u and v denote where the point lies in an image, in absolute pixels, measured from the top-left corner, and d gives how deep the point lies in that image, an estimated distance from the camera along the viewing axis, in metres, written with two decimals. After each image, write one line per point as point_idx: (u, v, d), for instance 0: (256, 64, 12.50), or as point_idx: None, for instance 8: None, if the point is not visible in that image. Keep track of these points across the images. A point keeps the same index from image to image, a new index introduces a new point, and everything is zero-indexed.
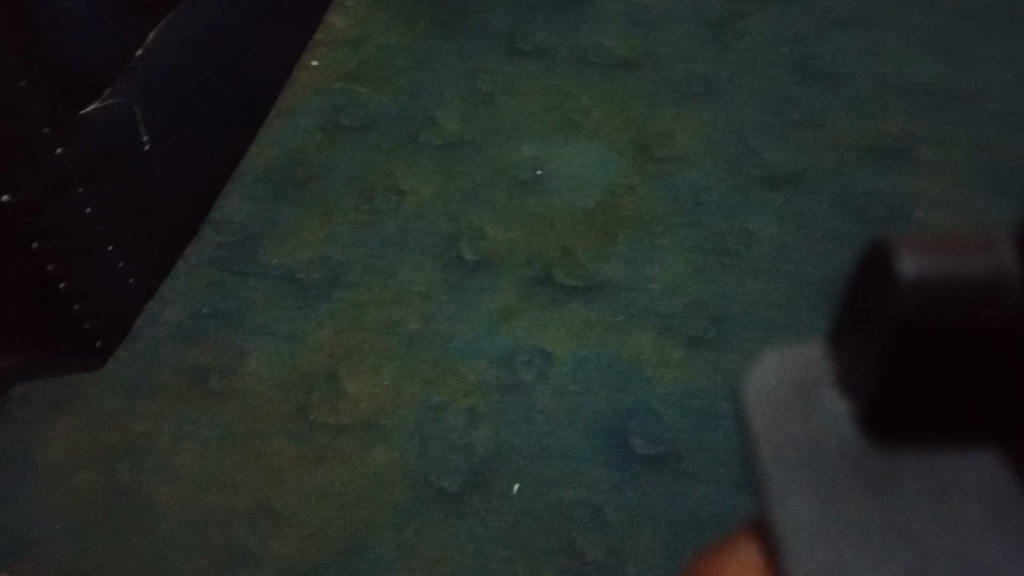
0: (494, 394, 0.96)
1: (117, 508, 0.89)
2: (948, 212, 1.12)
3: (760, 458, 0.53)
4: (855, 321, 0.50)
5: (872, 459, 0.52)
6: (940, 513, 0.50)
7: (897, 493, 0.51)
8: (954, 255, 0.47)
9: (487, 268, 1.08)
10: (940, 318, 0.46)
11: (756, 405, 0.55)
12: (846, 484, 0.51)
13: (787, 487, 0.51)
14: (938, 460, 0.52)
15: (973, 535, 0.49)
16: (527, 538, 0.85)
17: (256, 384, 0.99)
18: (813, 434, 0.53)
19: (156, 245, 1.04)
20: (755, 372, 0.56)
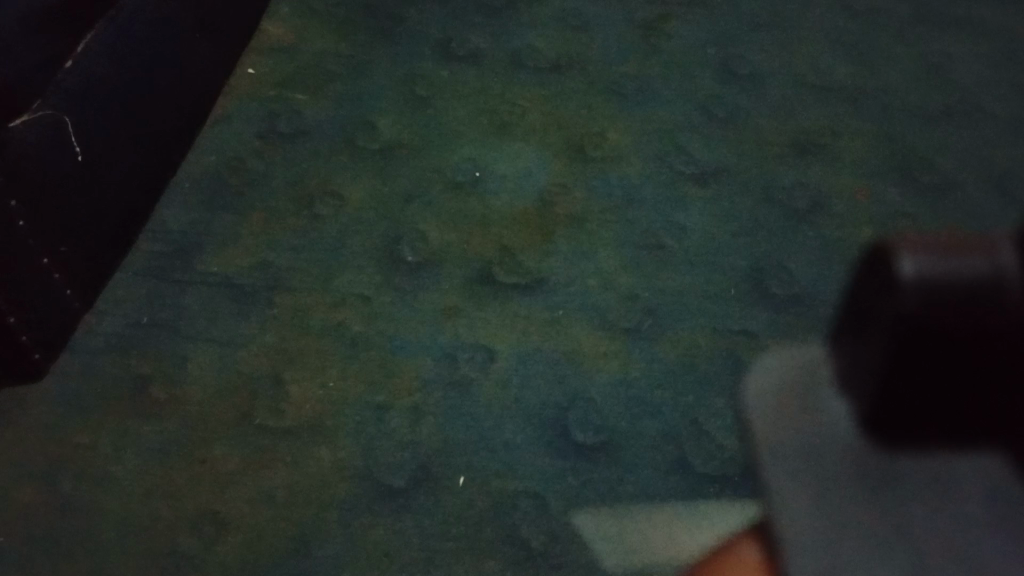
0: (437, 391, 1.00)
1: (50, 521, 0.91)
2: (860, 203, 1.18)
3: (758, 455, 0.51)
4: (861, 324, 0.49)
5: (873, 463, 0.51)
6: (940, 510, 0.49)
7: (898, 493, 0.50)
8: (957, 255, 0.47)
9: (427, 269, 1.10)
10: (942, 317, 0.46)
11: (755, 401, 0.53)
12: (850, 487, 0.50)
13: (788, 485, 0.49)
14: (942, 462, 0.51)
15: (975, 537, 0.48)
16: (464, 530, 0.91)
17: (197, 392, 1.00)
18: (815, 436, 0.51)
19: (93, 259, 1.04)
20: (757, 373, 0.55)
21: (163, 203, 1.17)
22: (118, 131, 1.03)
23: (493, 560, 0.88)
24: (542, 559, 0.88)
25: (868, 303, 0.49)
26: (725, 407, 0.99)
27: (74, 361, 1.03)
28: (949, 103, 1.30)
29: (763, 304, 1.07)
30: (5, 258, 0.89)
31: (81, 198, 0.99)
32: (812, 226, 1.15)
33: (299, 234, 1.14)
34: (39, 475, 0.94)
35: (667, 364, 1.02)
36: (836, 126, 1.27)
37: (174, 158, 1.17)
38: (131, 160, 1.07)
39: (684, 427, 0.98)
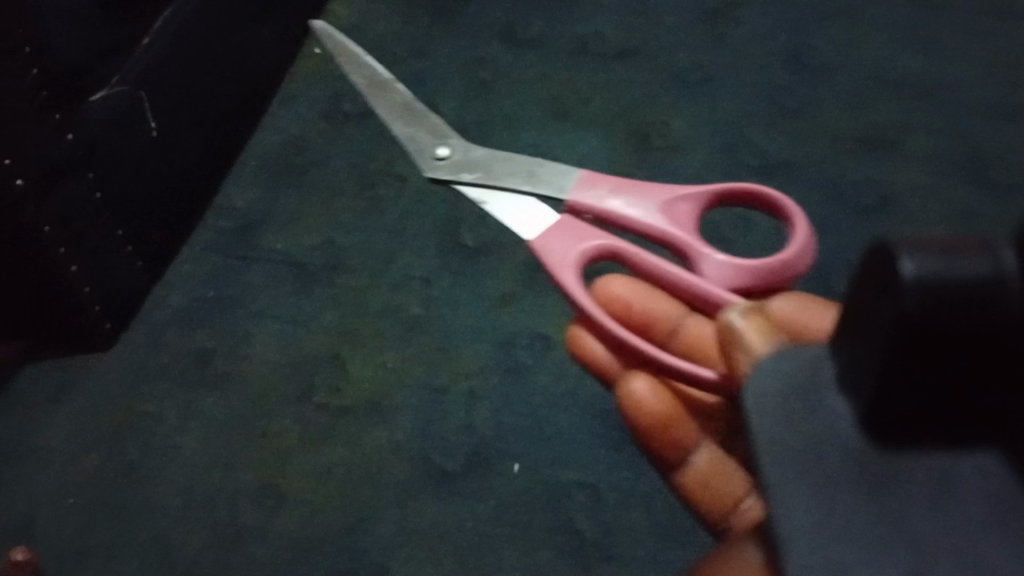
0: (492, 377, 1.01)
1: (118, 487, 0.95)
2: (929, 205, 1.16)
3: (761, 460, 0.57)
4: (868, 323, 0.52)
5: (880, 465, 0.55)
6: (940, 509, 0.54)
7: (897, 497, 0.54)
8: (956, 255, 0.47)
9: (486, 255, 1.10)
10: (943, 321, 0.48)
11: (757, 402, 0.59)
12: (850, 493, 0.55)
13: (789, 490, 0.55)
14: (947, 461, 0.55)
15: (970, 535, 0.53)
16: (518, 517, 0.92)
17: (258, 367, 1.02)
18: (813, 437, 0.56)
19: (162, 231, 1.07)
20: (758, 377, 0.60)
21: (227, 179, 1.19)
22: (187, 112, 1.05)
23: (544, 550, 0.90)
24: (593, 551, 0.90)
25: (874, 302, 0.51)
26: None
27: (140, 332, 1.06)
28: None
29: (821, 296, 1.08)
30: (77, 229, 0.93)
31: (153, 171, 1.02)
32: (876, 227, 1.14)
33: (360, 215, 1.15)
34: (106, 441, 0.98)
35: None
36: (907, 122, 1.24)
37: (240, 134, 1.20)
38: (201, 134, 1.10)
39: None
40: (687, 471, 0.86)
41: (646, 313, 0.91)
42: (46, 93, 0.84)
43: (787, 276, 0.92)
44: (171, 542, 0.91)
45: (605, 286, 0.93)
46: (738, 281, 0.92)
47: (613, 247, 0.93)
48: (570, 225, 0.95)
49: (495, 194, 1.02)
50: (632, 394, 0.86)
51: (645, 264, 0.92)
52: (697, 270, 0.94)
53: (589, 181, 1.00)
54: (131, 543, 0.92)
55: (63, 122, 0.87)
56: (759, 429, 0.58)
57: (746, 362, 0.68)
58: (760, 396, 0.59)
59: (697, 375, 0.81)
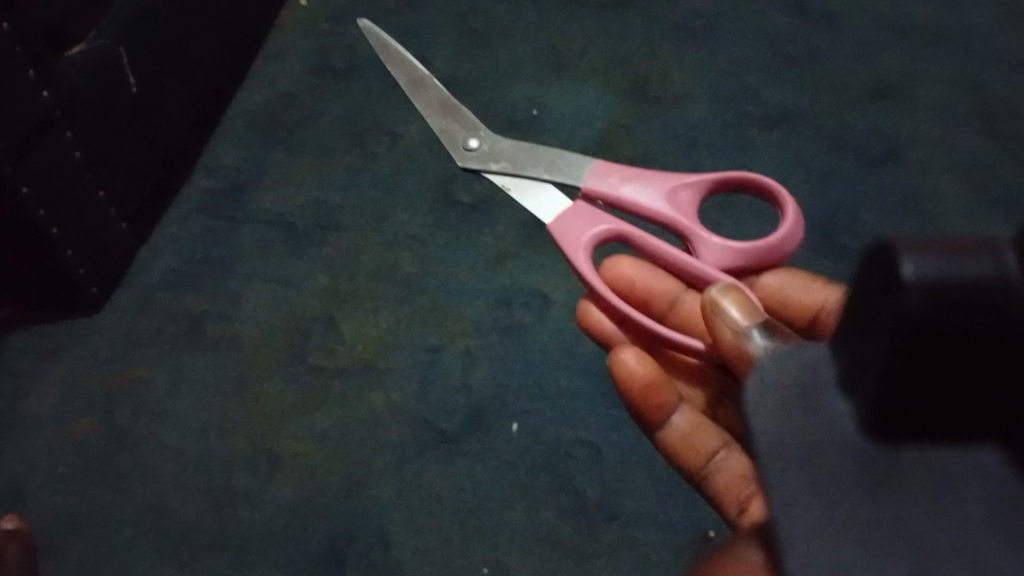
0: (491, 336, 0.98)
1: (109, 455, 0.93)
2: (937, 155, 1.13)
3: (762, 461, 0.58)
4: (870, 324, 0.50)
5: (879, 464, 0.55)
6: (939, 509, 0.54)
7: (897, 497, 0.55)
8: (960, 255, 0.46)
9: (481, 213, 1.07)
10: (945, 321, 0.46)
11: (757, 401, 0.59)
12: (849, 494, 0.55)
13: (790, 495, 0.56)
14: (950, 461, 0.55)
15: (971, 535, 0.54)
16: (519, 479, 0.90)
17: (251, 330, 1.00)
18: (810, 438, 0.57)
19: (143, 193, 1.04)
20: (758, 378, 0.60)
21: (213, 138, 1.16)
22: (171, 68, 1.02)
23: (546, 512, 0.88)
24: (595, 512, 0.88)
25: (874, 304, 0.50)
26: None
27: (128, 296, 1.03)
28: None
29: (827, 251, 1.06)
30: (55, 191, 0.89)
31: (132, 131, 0.98)
32: (883, 178, 1.11)
33: (352, 173, 1.12)
34: (95, 407, 0.95)
35: None
36: (915, 70, 1.20)
37: (223, 91, 1.16)
38: (182, 93, 1.06)
39: None
40: (668, 435, 0.83)
41: (648, 292, 0.90)
42: (24, 50, 0.81)
43: (780, 255, 0.92)
44: (165, 509, 0.90)
45: (612, 266, 0.92)
46: (735, 264, 0.91)
47: (622, 231, 0.92)
48: (582, 209, 0.95)
49: (518, 179, 1.00)
50: (620, 362, 0.82)
51: (647, 245, 0.92)
52: (695, 254, 0.93)
53: (605, 165, 0.98)
54: (124, 510, 0.90)
55: (38, 78, 0.83)
56: (760, 428, 0.59)
57: (736, 337, 0.71)
58: (760, 399, 0.60)
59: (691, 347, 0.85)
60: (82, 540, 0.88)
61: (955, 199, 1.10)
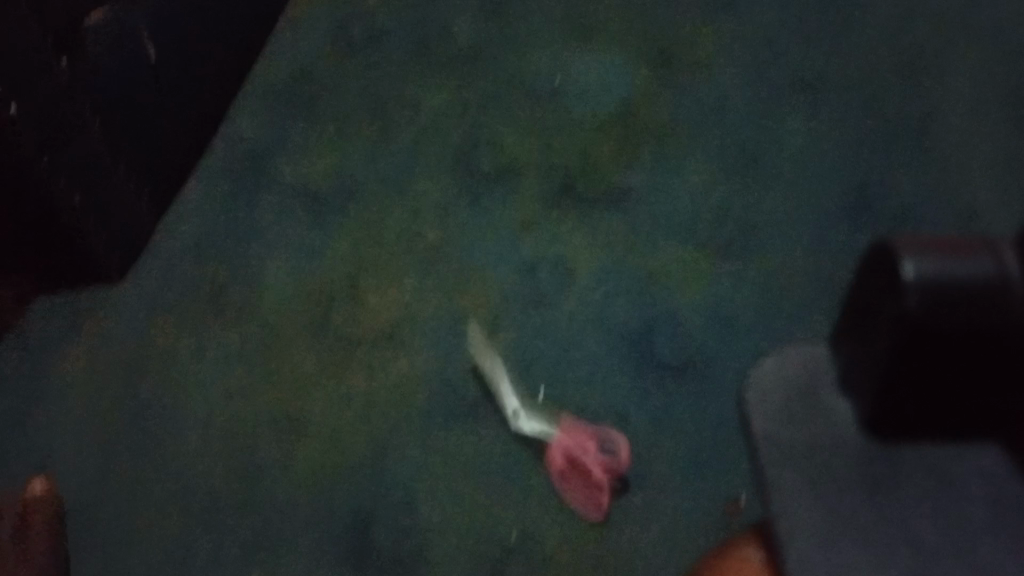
0: (516, 305, 0.97)
1: (131, 421, 0.92)
2: (974, 118, 1.11)
3: (760, 458, 0.53)
4: (866, 324, 0.49)
5: (880, 460, 0.52)
6: (941, 513, 0.50)
7: (899, 503, 0.50)
8: (951, 257, 0.45)
9: (505, 178, 1.08)
10: (944, 322, 0.45)
11: (758, 399, 0.54)
12: (851, 492, 0.51)
13: (795, 493, 0.51)
14: (949, 460, 0.52)
15: (973, 536, 0.50)
16: (546, 444, 0.88)
17: (274, 298, 0.99)
18: (813, 433, 0.53)
19: (164, 166, 1.03)
20: (762, 372, 0.55)
21: (235, 110, 1.16)
22: (193, 44, 1.02)
23: None
24: (624, 476, 0.86)
25: (873, 303, 0.48)
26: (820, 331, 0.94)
27: (153, 265, 1.03)
28: None
29: (872, 217, 1.03)
30: (73, 162, 0.89)
31: (154, 104, 0.98)
32: (916, 147, 1.08)
33: (374, 142, 1.13)
34: (120, 373, 0.95)
35: (756, 283, 0.98)
36: (948, 38, 1.19)
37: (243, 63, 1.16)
38: (202, 68, 1.06)
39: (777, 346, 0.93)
40: None
41: None
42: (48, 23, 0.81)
43: None
44: (187, 476, 0.88)
45: None
46: None
47: None
48: None
49: None
50: None
51: None
52: None
53: None
54: (148, 477, 0.88)
55: (61, 51, 0.83)
56: (767, 428, 0.53)
57: None
58: (761, 398, 0.54)
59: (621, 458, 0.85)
60: (109, 506, 0.87)
61: (993, 165, 1.06)
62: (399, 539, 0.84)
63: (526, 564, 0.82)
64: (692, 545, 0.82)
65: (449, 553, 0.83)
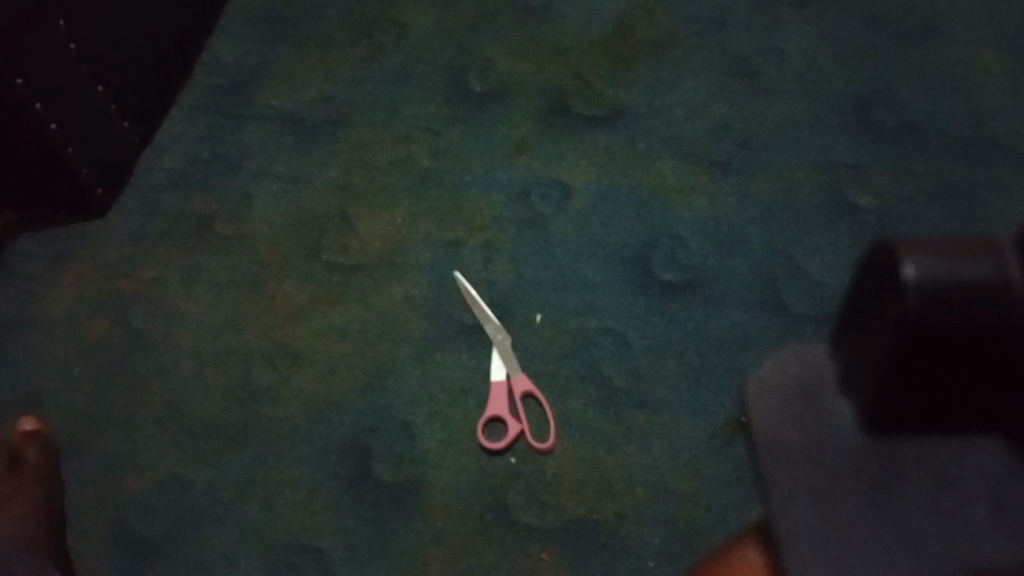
0: (510, 228, 0.95)
1: (123, 356, 0.90)
2: (976, 28, 1.09)
3: (764, 453, 0.57)
4: (871, 323, 0.51)
5: (882, 458, 0.56)
6: (942, 508, 0.54)
7: (898, 496, 0.54)
8: (955, 259, 0.47)
9: (497, 100, 1.05)
10: (944, 322, 0.47)
11: (762, 402, 0.59)
12: (850, 493, 0.55)
13: (797, 489, 0.55)
14: (947, 457, 0.55)
15: (972, 530, 0.53)
16: (545, 369, 0.86)
17: (262, 228, 0.97)
18: (815, 433, 0.57)
19: (144, 91, 1.00)
20: (766, 377, 0.60)
21: (215, 37, 1.12)
22: None
23: (573, 400, 0.85)
24: (624, 399, 0.85)
25: (875, 304, 0.51)
26: (824, 244, 0.93)
27: (136, 197, 1.00)
28: None
29: (873, 133, 1.01)
30: (48, 83, 0.86)
31: (128, 22, 0.94)
32: (921, 53, 1.07)
33: (360, 66, 1.09)
34: (108, 308, 0.93)
35: (758, 198, 0.96)
36: None
37: None
38: None
39: (779, 262, 0.92)
40: None
41: None
42: None
43: None
44: (182, 409, 0.87)
45: None
46: None
47: None
48: None
49: None
50: None
51: None
52: None
53: None
54: (142, 411, 0.87)
55: None
56: (770, 428, 0.58)
57: None
58: (765, 400, 0.59)
59: (530, 444, 0.81)
60: (103, 441, 0.86)
61: (996, 72, 1.05)
62: (398, 468, 0.83)
63: (525, 490, 0.81)
64: (694, 466, 0.81)
65: (448, 481, 0.82)
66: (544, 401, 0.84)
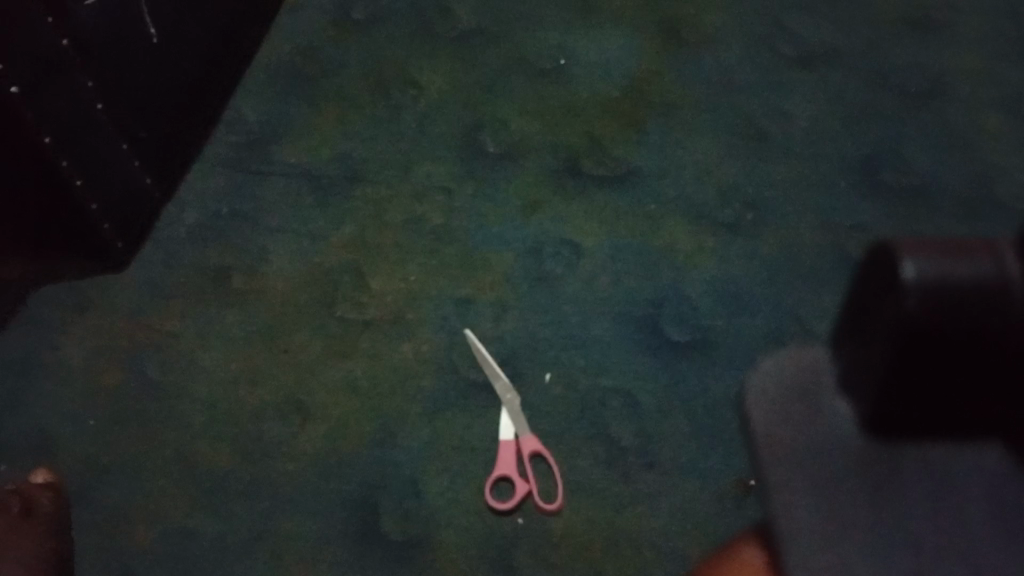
0: (521, 285, 0.96)
1: (137, 406, 0.91)
2: (984, 90, 1.11)
3: (760, 452, 0.52)
4: (865, 325, 0.50)
5: (881, 460, 0.52)
6: (942, 514, 0.51)
7: (898, 499, 0.51)
8: (954, 259, 0.46)
9: (509, 159, 1.07)
10: (945, 321, 0.46)
11: (757, 400, 0.53)
12: (848, 492, 0.51)
13: (795, 490, 0.50)
14: (948, 461, 0.52)
15: (971, 535, 0.50)
16: (555, 427, 0.87)
17: (278, 282, 0.99)
18: (814, 433, 0.52)
19: (167, 148, 1.03)
20: (760, 373, 0.54)
21: (237, 94, 1.15)
22: (187, 22, 1.01)
23: (582, 460, 0.85)
24: (632, 459, 0.85)
25: (871, 305, 0.49)
26: (833, 305, 0.93)
27: (156, 251, 1.02)
28: None
29: (882, 195, 1.02)
30: (76, 138, 0.88)
31: (151, 81, 0.97)
32: (930, 115, 1.09)
33: (377, 124, 1.12)
34: (124, 359, 0.94)
35: (767, 258, 0.97)
36: (959, 6, 1.20)
37: (242, 45, 1.15)
38: (197, 37, 1.04)
39: (788, 322, 0.92)
40: None
41: None
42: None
43: None
44: (194, 460, 0.88)
45: None
46: None
47: None
48: None
49: None
50: None
51: None
52: None
53: None
54: (153, 461, 0.88)
55: (54, 24, 0.82)
56: (765, 426, 0.52)
57: None
58: (760, 396, 0.53)
59: (538, 504, 0.81)
60: (114, 492, 0.86)
61: (1006, 134, 1.07)
62: (405, 525, 0.83)
63: (532, 550, 0.81)
64: (702, 529, 0.81)
65: (455, 539, 0.82)
66: (554, 462, 0.84)
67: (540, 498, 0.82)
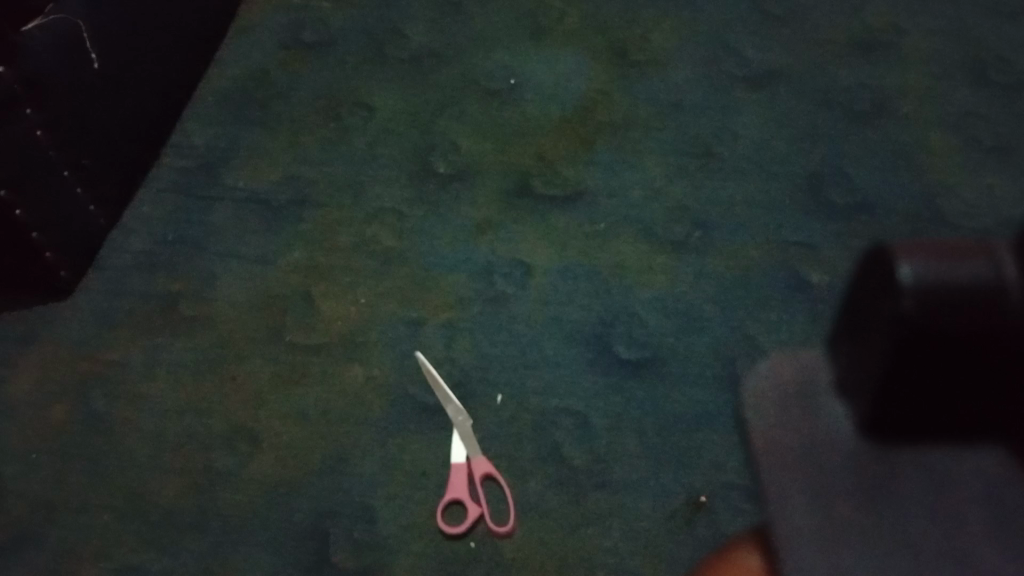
0: (472, 307, 0.96)
1: (83, 440, 0.89)
2: (925, 107, 1.14)
3: (758, 455, 0.50)
4: (861, 326, 0.48)
5: (877, 465, 0.49)
6: (939, 518, 0.48)
7: (895, 502, 0.48)
8: (953, 261, 0.44)
9: (461, 180, 1.07)
10: (945, 323, 0.44)
11: (753, 405, 0.52)
12: (844, 495, 0.48)
13: (793, 493, 0.48)
14: (946, 466, 0.49)
15: (970, 539, 0.47)
16: (508, 449, 0.86)
17: (227, 309, 0.97)
18: (811, 438, 0.50)
19: (115, 175, 1.01)
20: (757, 379, 0.53)
21: (185, 119, 1.14)
22: (133, 48, 1.00)
23: (534, 482, 0.85)
24: (584, 479, 0.84)
25: (868, 306, 0.47)
26: (781, 320, 0.94)
27: (101, 280, 1.00)
28: (1003, 7, 1.25)
29: (826, 211, 1.03)
30: (17, 169, 0.87)
31: (100, 108, 0.96)
32: (873, 131, 1.11)
33: (328, 148, 1.11)
34: (70, 391, 0.92)
35: (714, 277, 0.98)
36: (899, 24, 1.24)
37: (191, 70, 1.14)
38: (150, 67, 1.04)
39: (737, 340, 0.93)
40: None
41: None
42: None
43: None
44: (141, 493, 0.86)
45: None
46: None
47: None
48: None
49: None
50: None
51: None
52: None
53: None
54: (99, 495, 0.86)
55: None
56: (763, 428, 0.51)
57: None
58: (757, 401, 0.52)
59: (490, 527, 0.81)
60: (57, 529, 0.84)
61: (945, 150, 1.09)
62: (358, 555, 0.82)
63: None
64: (654, 549, 0.81)
65: (408, 567, 0.81)
66: (507, 486, 0.83)
67: (493, 522, 0.82)
